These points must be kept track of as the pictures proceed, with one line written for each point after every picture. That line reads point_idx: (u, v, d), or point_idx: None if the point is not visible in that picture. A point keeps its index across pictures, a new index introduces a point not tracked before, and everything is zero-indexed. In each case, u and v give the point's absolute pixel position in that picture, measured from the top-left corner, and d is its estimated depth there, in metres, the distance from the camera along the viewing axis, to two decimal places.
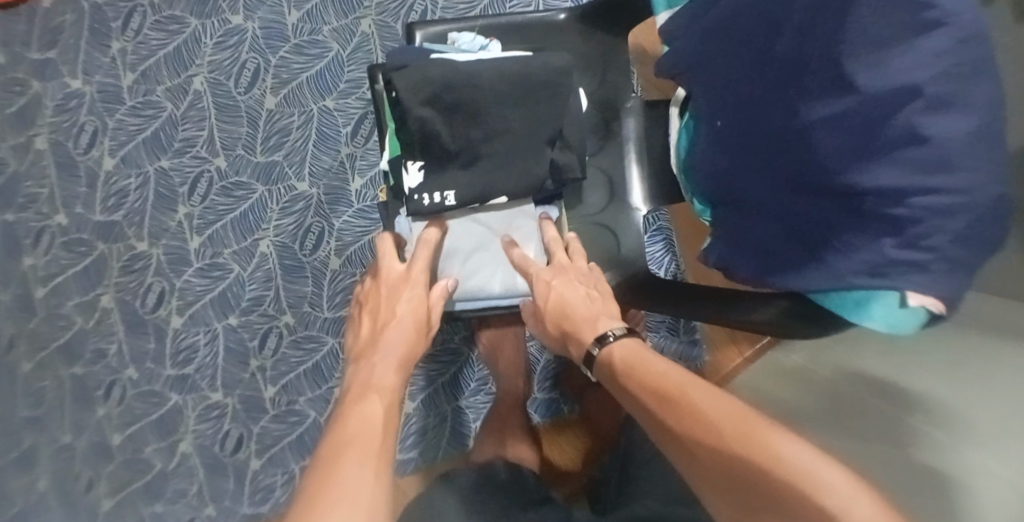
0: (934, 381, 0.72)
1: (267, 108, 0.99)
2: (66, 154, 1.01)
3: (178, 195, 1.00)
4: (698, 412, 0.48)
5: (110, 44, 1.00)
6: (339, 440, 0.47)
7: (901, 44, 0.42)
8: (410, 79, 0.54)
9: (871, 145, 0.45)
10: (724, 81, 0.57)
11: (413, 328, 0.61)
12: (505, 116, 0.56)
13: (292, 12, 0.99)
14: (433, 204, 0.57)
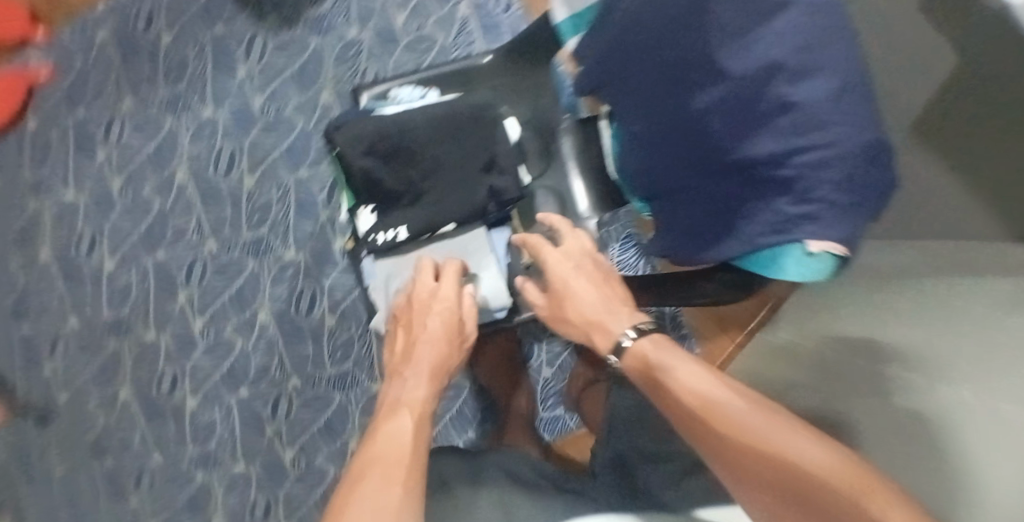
0: (920, 326, 0.69)
1: (247, 188, 1.03)
2: (71, 262, 1.09)
3: (176, 282, 1.06)
4: (745, 428, 0.48)
5: (95, 154, 1.08)
6: (369, 459, 0.52)
7: (754, 30, 0.51)
8: (345, 136, 0.63)
9: (752, 119, 0.53)
10: (630, 91, 0.65)
11: (445, 342, 0.66)
12: (440, 153, 0.63)
13: (255, 95, 1.02)
14: (385, 241, 0.64)
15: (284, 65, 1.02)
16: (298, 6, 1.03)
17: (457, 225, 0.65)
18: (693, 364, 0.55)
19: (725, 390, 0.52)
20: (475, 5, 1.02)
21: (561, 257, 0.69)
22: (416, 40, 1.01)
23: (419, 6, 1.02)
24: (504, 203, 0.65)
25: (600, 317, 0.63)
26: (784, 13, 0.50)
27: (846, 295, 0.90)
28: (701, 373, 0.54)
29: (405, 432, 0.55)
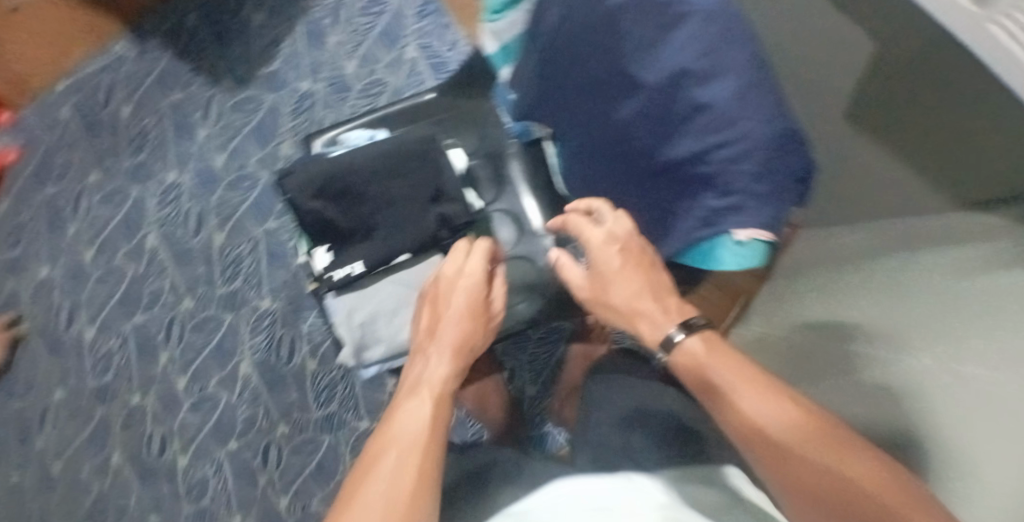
0: (918, 294, 0.69)
1: (217, 244, 1.06)
2: (53, 335, 1.11)
3: (156, 344, 1.08)
4: (803, 448, 0.48)
5: (67, 229, 1.10)
6: (384, 440, 0.52)
7: (660, 41, 0.55)
8: (295, 181, 0.65)
9: (670, 123, 0.57)
10: (558, 109, 0.68)
11: (468, 317, 0.63)
12: (387, 189, 0.66)
13: (217, 154, 1.06)
14: (342, 276, 0.67)
15: (242, 122, 1.06)
16: (251, 65, 1.07)
17: (411, 255, 0.69)
18: (727, 370, 0.54)
19: (771, 405, 0.51)
20: (421, 46, 1.06)
21: (609, 238, 0.63)
22: (368, 86, 1.05)
23: (367, 53, 1.06)
24: (454, 230, 0.68)
25: (645, 309, 0.62)
26: (684, 22, 0.53)
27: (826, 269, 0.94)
28: (742, 382, 0.53)
29: (421, 413, 0.54)
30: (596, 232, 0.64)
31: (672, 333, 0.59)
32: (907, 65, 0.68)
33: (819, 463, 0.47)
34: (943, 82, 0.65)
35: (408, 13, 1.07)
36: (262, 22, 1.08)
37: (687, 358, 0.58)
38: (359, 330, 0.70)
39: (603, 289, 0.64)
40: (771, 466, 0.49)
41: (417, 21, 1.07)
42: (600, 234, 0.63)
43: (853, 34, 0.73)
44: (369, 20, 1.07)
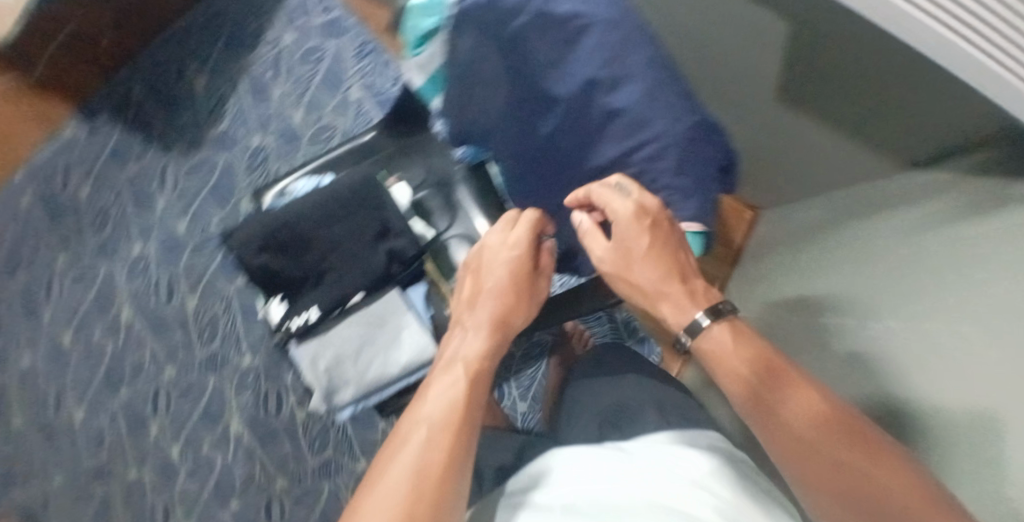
0: (918, 254, 0.70)
1: (191, 309, 1.07)
2: (46, 421, 1.10)
3: (145, 415, 1.08)
4: (835, 452, 0.49)
5: (43, 315, 1.11)
6: (415, 420, 0.55)
7: (566, 55, 0.57)
8: (241, 238, 0.68)
9: (590, 132, 0.60)
10: (485, 131, 0.69)
11: (503, 292, 0.64)
12: (331, 234, 0.68)
13: (179, 221, 1.07)
14: (300, 323, 0.70)
15: (199, 186, 1.07)
16: (200, 128, 1.09)
17: (366, 293, 0.71)
18: (747, 368, 0.55)
19: (796, 414, 0.51)
20: (365, 85, 1.08)
21: (636, 216, 0.57)
22: (318, 132, 1.07)
23: (312, 100, 1.08)
24: (405, 263, 0.70)
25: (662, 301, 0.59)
26: (585, 35, 0.56)
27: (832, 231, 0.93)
28: (768, 386, 0.53)
29: (454, 398, 0.56)
30: (623, 207, 0.57)
31: (684, 334, 0.58)
32: (827, 43, 0.72)
33: (848, 469, 0.48)
34: (867, 53, 0.69)
35: (348, 54, 1.09)
36: (205, 85, 1.10)
37: (725, 354, 0.56)
38: (326, 375, 0.72)
39: (631, 269, 0.59)
40: (807, 469, 0.50)
41: (357, 61, 1.08)
42: (632, 210, 0.57)
43: (764, 20, 0.77)
44: (310, 67, 1.08)
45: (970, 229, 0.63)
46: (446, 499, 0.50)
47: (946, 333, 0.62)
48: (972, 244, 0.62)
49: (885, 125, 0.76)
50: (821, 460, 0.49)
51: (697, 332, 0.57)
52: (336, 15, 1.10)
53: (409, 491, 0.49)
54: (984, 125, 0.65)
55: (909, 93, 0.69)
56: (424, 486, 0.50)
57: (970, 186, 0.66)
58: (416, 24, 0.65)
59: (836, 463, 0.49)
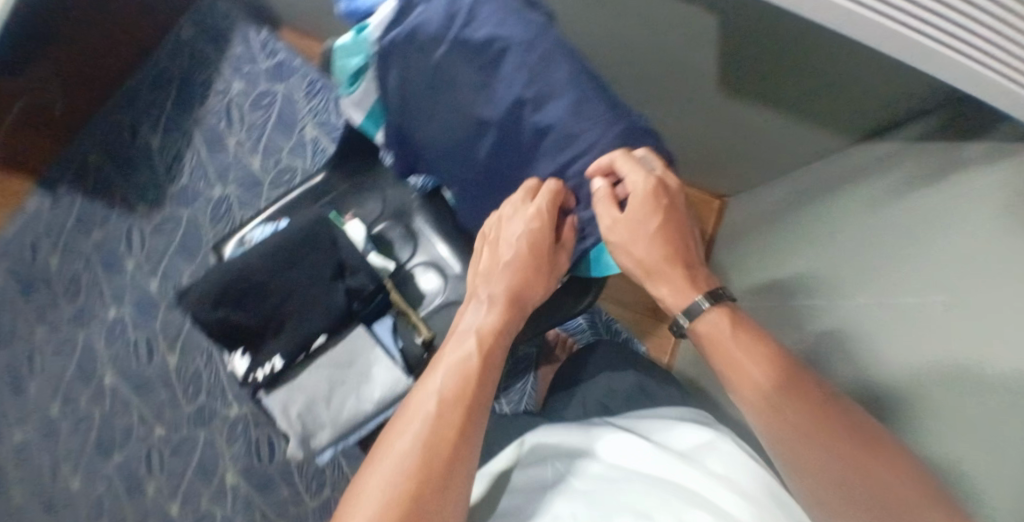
0: (879, 224, 0.71)
1: (173, 365, 1.07)
2: (48, 493, 1.07)
3: (141, 477, 1.06)
4: (823, 446, 0.52)
5: (29, 389, 1.10)
6: (425, 397, 0.57)
7: (489, 78, 0.58)
8: (191, 297, 0.65)
9: (525, 149, 0.61)
10: (428, 160, 0.70)
11: (521, 263, 0.62)
12: (286, 281, 0.67)
13: (150, 281, 1.08)
14: (266, 373, 0.71)
15: (165, 244, 1.08)
16: (159, 187, 1.10)
17: (329, 333, 0.73)
18: (753, 362, 0.55)
19: (795, 409, 0.53)
20: (319, 124, 1.08)
21: (648, 193, 0.56)
22: (277, 176, 1.08)
23: (268, 145, 1.08)
24: (364, 298, 0.72)
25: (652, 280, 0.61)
26: (506, 57, 0.56)
27: (801, 201, 0.90)
28: (771, 385, 0.54)
29: (461, 372, 0.58)
30: (643, 179, 0.56)
31: (680, 318, 0.60)
32: (759, 34, 0.72)
33: (835, 456, 0.52)
34: (798, 41, 0.70)
35: (297, 95, 1.09)
36: (160, 143, 1.11)
37: (721, 334, 0.57)
38: (299, 420, 0.76)
39: (637, 240, 0.58)
40: (795, 458, 0.53)
41: (308, 100, 1.09)
42: (649, 184, 0.56)
43: (698, 18, 0.75)
44: (262, 113, 1.09)
45: (926, 192, 0.65)
46: (454, 471, 0.54)
47: (920, 270, 0.63)
48: (937, 206, 0.63)
49: (821, 104, 0.78)
50: (811, 453, 0.52)
51: (695, 312, 0.59)
52: (281, 58, 1.10)
53: (419, 459, 0.54)
54: (936, 97, 0.67)
55: (843, 71, 0.70)
56: (432, 461, 0.54)
57: (923, 146, 0.69)
58: (344, 64, 0.64)
59: (829, 458, 0.52)
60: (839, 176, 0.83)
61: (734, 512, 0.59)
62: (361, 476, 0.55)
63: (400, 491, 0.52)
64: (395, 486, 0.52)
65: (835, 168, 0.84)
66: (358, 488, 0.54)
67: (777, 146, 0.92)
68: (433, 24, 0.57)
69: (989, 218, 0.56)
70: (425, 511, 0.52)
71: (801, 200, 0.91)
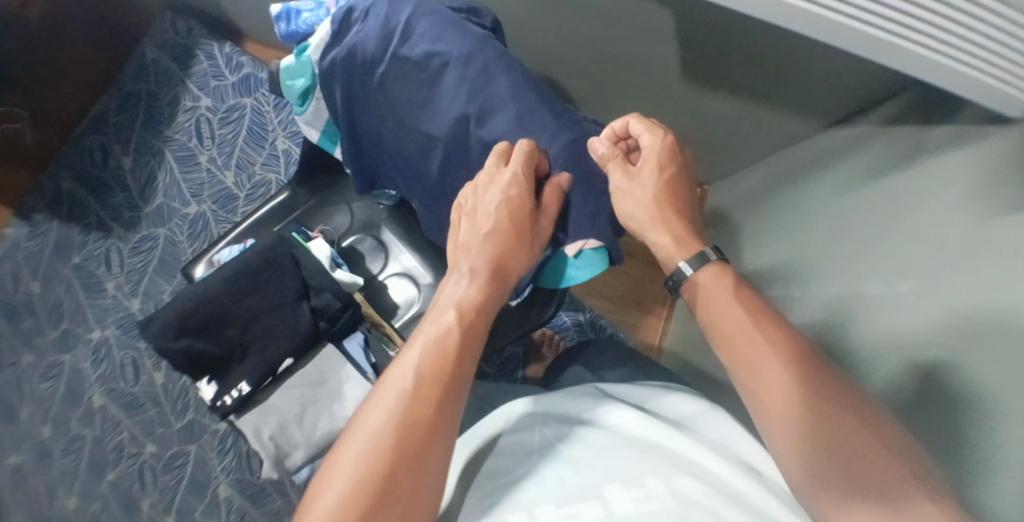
0: (855, 205, 0.69)
1: (160, 383, 1.09)
2: (44, 516, 1.06)
3: (135, 495, 1.06)
4: (826, 416, 0.48)
5: (18, 413, 1.10)
6: (400, 372, 0.51)
7: (433, 93, 0.60)
8: (155, 330, 0.71)
9: (474, 161, 0.61)
10: (383, 176, 0.71)
11: (501, 232, 0.57)
12: (246, 307, 0.74)
13: (132, 301, 1.10)
14: (234, 398, 0.76)
15: (144, 263, 1.11)
16: (134, 209, 1.13)
17: (295, 354, 0.78)
18: (751, 323, 0.52)
19: (790, 373, 0.49)
20: (289, 135, 1.13)
21: (659, 153, 0.59)
22: (252, 190, 1.12)
23: (240, 160, 1.13)
24: (327, 317, 0.77)
25: (647, 233, 0.58)
26: (446, 75, 0.59)
27: (779, 190, 0.88)
28: (770, 351, 0.50)
29: (439, 345, 0.53)
30: (657, 136, 0.59)
31: (678, 269, 0.57)
32: (710, 31, 0.72)
33: (833, 427, 0.47)
34: (732, 40, 0.71)
35: (266, 108, 1.14)
36: (132, 165, 1.15)
37: (711, 296, 0.55)
38: (271, 442, 0.82)
39: (644, 192, 0.58)
40: (793, 430, 0.48)
41: (277, 113, 1.14)
42: (662, 143, 0.59)
43: (656, 16, 0.73)
44: (231, 128, 1.14)
45: (903, 174, 0.63)
46: (432, 450, 0.48)
47: (918, 222, 0.59)
48: (920, 171, 0.61)
49: (778, 95, 0.78)
50: (805, 419, 0.48)
51: (703, 258, 0.56)
52: (247, 72, 1.15)
53: (393, 435, 0.48)
54: (890, 85, 0.67)
55: (792, 60, 0.70)
56: (409, 438, 0.48)
57: (895, 129, 0.67)
58: (290, 85, 0.67)
59: (821, 429, 0.47)
60: (812, 161, 0.81)
61: (737, 482, 0.51)
62: (329, 456, 0.48)
63: (370, 471, 0.46)
64: (364, 466, 0.46)
65: (806, 156, 0.83)
66: (327, 471, 0.47)
67: (748, 138, 0.91)
68: (370, 43, 0.60)
69: (975, 186, 0.54)
70: (399, 496, 0.46)
71: (781, 184, 0.88)
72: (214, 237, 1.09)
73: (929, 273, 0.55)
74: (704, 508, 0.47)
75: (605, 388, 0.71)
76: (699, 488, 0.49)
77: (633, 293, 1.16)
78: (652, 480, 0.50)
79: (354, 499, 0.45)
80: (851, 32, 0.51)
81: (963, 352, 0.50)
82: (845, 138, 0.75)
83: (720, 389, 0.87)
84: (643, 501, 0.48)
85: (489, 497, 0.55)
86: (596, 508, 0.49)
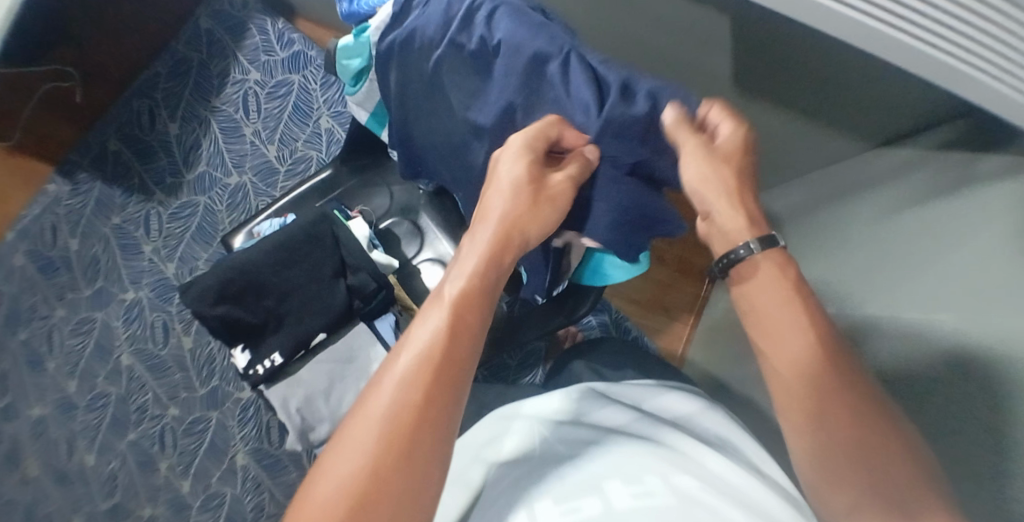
0: (894, 228, 0.68)
1: (187, 348, 1.11)
2: (64, 468, 1.09)
3: (153, 455, 1.08)
4: (843, 428, 0.49)
5: (46, 366, 1.13)
6: (412, 345, 0.50)
7: (483, 83, 0.60)
8: (194, 295, 0.72)
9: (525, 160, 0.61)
10: (428, 161, 0.71)
11: (520, 193, 0.56)
12: (284, 279, 0.75)
13: (168, 265, 1.12)
14: (267, 368, 0.79)
15: (182, 230, 1.13)
16: (177, 175, 1.15)
17: (327, 330, 0.80)
18: (805, 318, 0.52)
19: (814, 384, 0.50)
20: (333, 114, 1.14)
21: (735, 144, 0.57)
22: (293, 165, 1.13)
23: (284, 135, 1.14)
24: (362, 296, 0.79)
25: (711, 206, 0.57)
26: (497, 64, 0.58)
27: (817, 207, 0.87)
28: (800, 356, 0.51)
29: (454, 316, 0.52)
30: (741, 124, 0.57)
31: (738, 248, 0.56)
32: (769, 41, 0.71)
33: (852, 439, 0.49)
34: (786, 53, 0.71)
35: (313, 86, 1.15)
36: (178, 132, 1.17)
37: (754, 292, 0.55)
38: (298, 414, 0.84)
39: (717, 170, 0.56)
40: (813, 440, 0.50)
41: (323, 92, 1.15)
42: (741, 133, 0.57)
43: (715, 21, 0.72)
44: (277, 102, 1.16)
45: (945, 205, 0.61)
46: (420, 442, 0.46)
47: (961, 251, 0.57)
48: (967, 201, 0.59)
49: (827, 110, 0.77)
50: (822, 432, 0.50)
51: (769, 242, 0.56)
52: (297, 48, 1.17)
53: (383, 426, 0.46)
54: (944, 109, 0.65)
55: (845, 79, 0.69)
56: (422, 412, 0.47)
57: (944, 157, 0.65)
58: (346, 64, 0.69)
59: (830, 441, 0.49)
60: (859, 184, 0.79)
61: (737, 481, 0.52)
62: (341, 429, 0.47)
63: (382, 445, 0.45)
64: (365, 447, 0.45)
65: (849, 174, 0.82)
66: (320, 464, 0.46)
67: (791, 151, 0.90)
68: (431, 27, 0.60)
69: (1012, 218, 0.53)
70: (413, 470, 0.45)
71: (816, 205, 0.88)
72: (254, 209, 1.11)
73: (966, 306, 0.54)
74: (704, 505, 0.48)
75: (599, 390, 0.72)
76: (697, 486, 0.50)
77: (659, 299, 1.15)
78: (650, 476, 0.52)
79: (371, 470, 0.44)
80: (922, 57, 0.50)
81: (997, 386, 0.50)
82: (891, 159, 0.74)
83: (745, 402, 0.87)
84: (643, 496, 0.50)
85: (494, 502, 0.56)
86: (596, 502, 0.51)
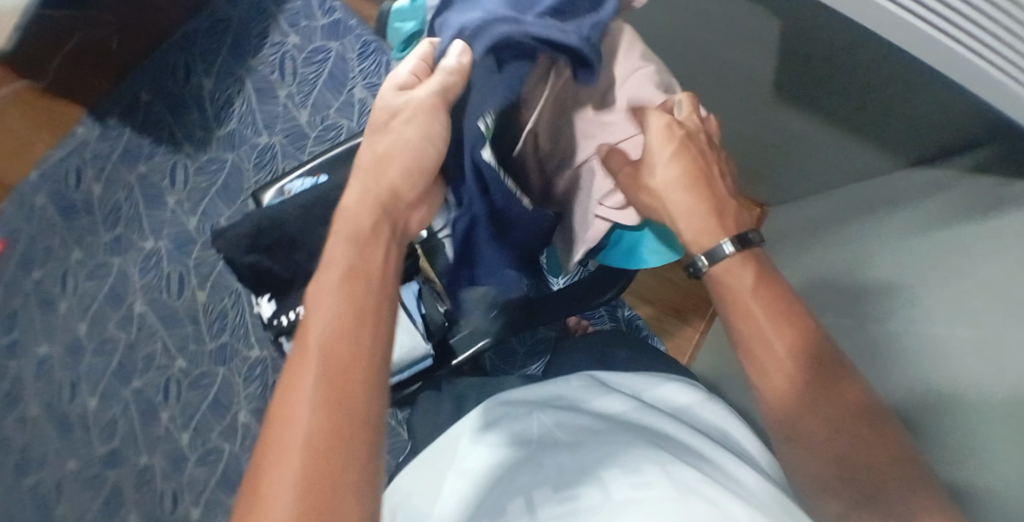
0: (918, 243, 0.69)
1: (200, 301, 1.10)
2: (65, 410, 1.10)
3: (156, 405, 1.09)
4: (838, 447, 0.52)
5: (57, 307, 1.14)
6: (309, 352, 0.48)
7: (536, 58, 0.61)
8: (227, 242, 0.75)
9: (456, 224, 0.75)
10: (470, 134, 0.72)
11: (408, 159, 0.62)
12: (316, 236, 0.76)
13: (189, 218, 1.13)
14: (289, 320, 0.77)
15: (208, 185, 1.14)
16: (207, 130, 1.16)
17: None
18: (781, 338, 0.55)
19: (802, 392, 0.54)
20: (368, 85, 1.14)
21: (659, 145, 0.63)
22: (323, 131, 1.14)
23: (317, 101, 1.15)
24: None
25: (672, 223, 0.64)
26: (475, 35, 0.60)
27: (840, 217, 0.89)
28: (787, 356, 0.55)
29: (349, 300, 0.51)
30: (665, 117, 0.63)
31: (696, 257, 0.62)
32: (811, 42, 0.71)
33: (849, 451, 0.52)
34: (824, 58, 0.72)
35: (350, 55, 1.15)
36: (212, 87, 1.18)
37: (736, 289, 0.59)
38: None
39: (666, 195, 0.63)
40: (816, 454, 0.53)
41: (360, 61, 1.15)
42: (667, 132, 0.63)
43: (763, 21, 0.73)
44: (313, 68, 1.16)
45: (973, 227, 0.62)
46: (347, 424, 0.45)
47: (988, 267, 0.58)
48: (993, 222, 0.60)
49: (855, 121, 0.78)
50: (826, 442, 0.53)
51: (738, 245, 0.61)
52: (338, 16, 1.17)
53: (309, 416, 0.45)
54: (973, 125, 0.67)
55: (877, 84, 0.70)
56: (345, 392, 0.47)
57: (977, 180, 0.66)
58: (398, 29, 0.72)
59: (838, 452, 0.52)
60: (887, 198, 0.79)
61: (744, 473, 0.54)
62: (267, 437, 0.46)
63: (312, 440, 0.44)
64: (300, 443, 0.44)
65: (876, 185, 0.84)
66: (258, 473, 0.44)
67: (818, 157, 0.91)
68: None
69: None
70: (346, 452, 0.45)
71: (833, 217, 0.91)
72: (283, 170, 1.11)
73: (989, 317, 0.55)
74: (701, 495, 0.48)
75: (601, 378, 0.74)
76: (696, 477, 0.50)
77: (674, 301, 1.17)
78: (649, 466, 0.51)
79: (313, 452, 0.44)
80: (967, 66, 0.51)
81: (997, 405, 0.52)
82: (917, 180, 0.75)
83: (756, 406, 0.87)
84: (640, 486, 0.49)
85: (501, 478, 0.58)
86: (596, 493, 0.50)
